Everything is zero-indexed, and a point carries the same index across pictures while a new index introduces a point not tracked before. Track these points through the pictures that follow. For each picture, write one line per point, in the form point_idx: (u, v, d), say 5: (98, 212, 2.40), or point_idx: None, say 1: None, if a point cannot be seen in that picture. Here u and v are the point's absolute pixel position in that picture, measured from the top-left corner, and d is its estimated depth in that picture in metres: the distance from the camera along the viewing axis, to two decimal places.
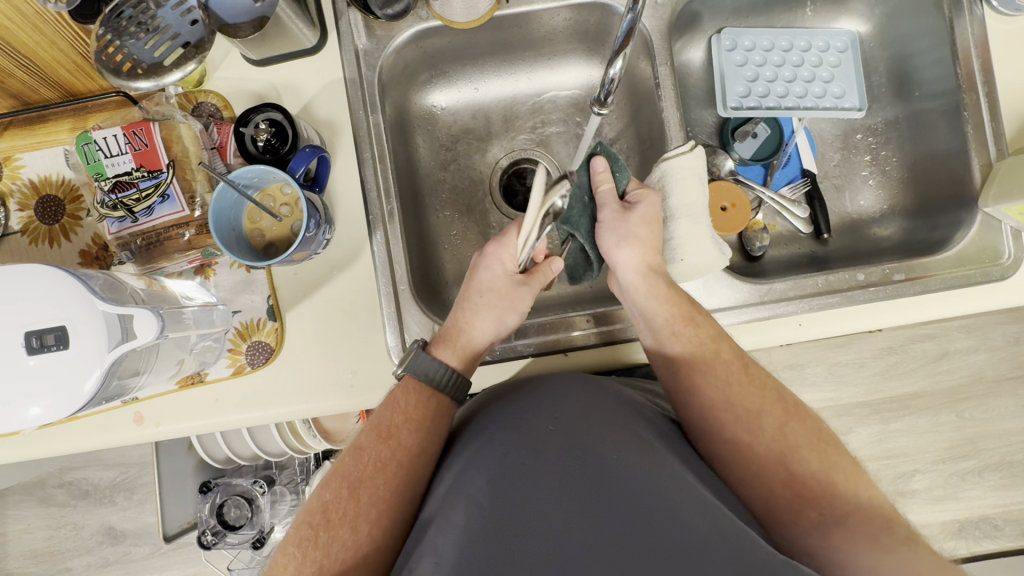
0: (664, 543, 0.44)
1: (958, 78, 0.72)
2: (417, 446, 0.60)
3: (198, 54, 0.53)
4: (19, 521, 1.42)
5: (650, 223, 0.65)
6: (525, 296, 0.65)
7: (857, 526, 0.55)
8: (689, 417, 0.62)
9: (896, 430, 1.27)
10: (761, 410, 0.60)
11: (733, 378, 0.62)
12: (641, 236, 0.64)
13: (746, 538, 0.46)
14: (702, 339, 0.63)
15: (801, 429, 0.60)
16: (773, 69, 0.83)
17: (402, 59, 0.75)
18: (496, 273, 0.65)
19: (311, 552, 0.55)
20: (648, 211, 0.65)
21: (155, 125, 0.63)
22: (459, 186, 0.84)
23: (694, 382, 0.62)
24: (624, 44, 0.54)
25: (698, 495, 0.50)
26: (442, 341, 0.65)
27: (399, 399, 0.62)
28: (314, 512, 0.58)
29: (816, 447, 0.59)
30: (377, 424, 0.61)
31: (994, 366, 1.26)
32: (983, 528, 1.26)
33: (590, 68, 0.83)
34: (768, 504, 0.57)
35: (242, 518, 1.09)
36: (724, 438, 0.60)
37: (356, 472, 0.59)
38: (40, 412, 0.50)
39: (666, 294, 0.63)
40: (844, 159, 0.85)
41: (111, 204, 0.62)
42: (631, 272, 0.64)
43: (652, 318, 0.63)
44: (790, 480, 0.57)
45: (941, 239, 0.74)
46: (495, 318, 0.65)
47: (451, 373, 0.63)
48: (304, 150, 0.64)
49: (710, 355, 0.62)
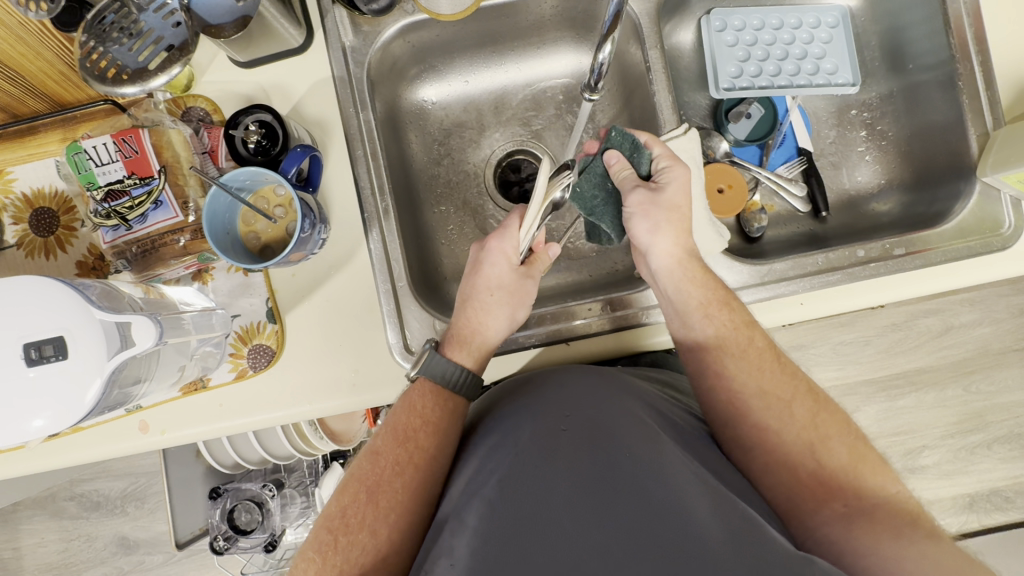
0: (676, 544, 0.44)
1: (951, 49, 0.72)
2: (435, 448, 0.60)
3: (181, 57, 0.53)
4: (33, 535, 1.42)
5: (677, 208, 0.63)
6: (530, 289, 0.66)
7: (878, 518, 0.54)
8: (714, 399, 0.61)
9: (903, 406, 1.27)
10: (792, 399, 0.60)
11: (765, 365, 0.62)
12: (672, 221, 0.63)
13: (760, 535, 0.46)
14: (735, 324, 0.62)
15: (831, 420, 0.60)
16: (765, 47, 0.82)
17: (390, 54, 0.75)
18: (502, 269, 0.65)
19: (331, 556, 0.55)
20: (677, 193, 0.63)
21: (143, 130, 0.63)
22: (454, 181, 0.84)
23: (722, 364, 0.62)
24: (613, 27, 0.54)
25: (713, 491, 0.49)
26: (455, 342, 0.64)
27: (417, 402, 0.62)
28: (333, 517, 0.58)
29: (846, 440, 0.59)
30: (394, 427, 0.61)
31: (999, 338, 1.26)
32: (994, 501, 1.26)
33: (580, 55, 0.83)
34: (793, 493, 0.57)
35: (253, 522, 1.10)
36: (751, 422, 0.59)
37: (373, 476, 0.59)
38: (43, 423, 0.50)
39: (702, 282, 0.62)
40: (840, 136, 0.85)
41: (104, 213, 0.62)
42: (665, 257, 0.63)
43: (684, 303, 0.62)
44: (813, 471, 0.57)
45: (940, 212, 0.73)
46: (507, 315, 0.65)
47: (466, 373, 0.63)
48: (296, 150, 0.63)
49: (742, 339, 0.62)
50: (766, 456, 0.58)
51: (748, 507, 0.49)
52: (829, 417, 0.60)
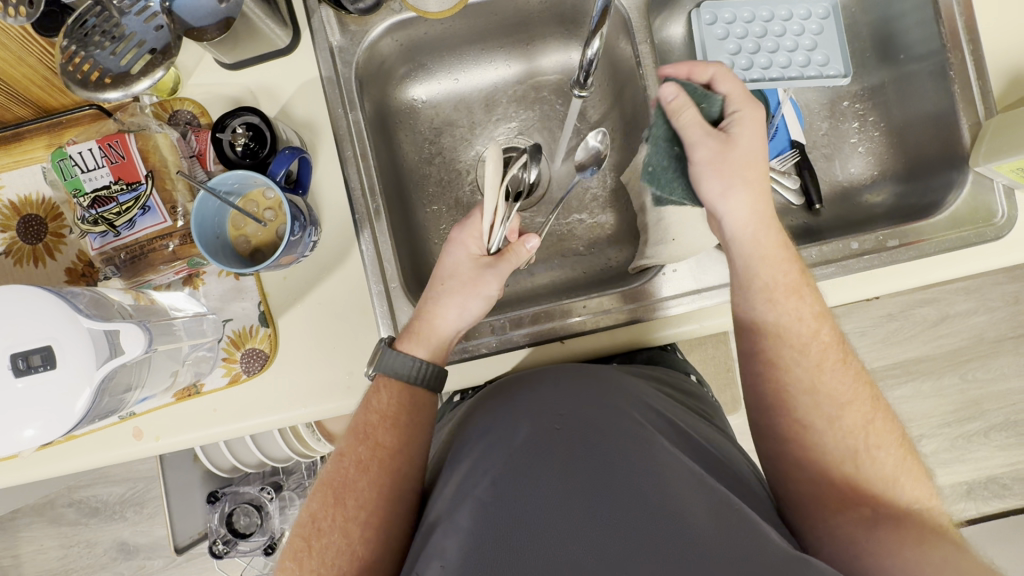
0: (670, 544, 0.44)
1: (942, 38, 0.71)
2: (396, 441, 0.60)
3: (164, 60, 0.52)
4: (32, 542, 1.42)
5: (751, 163, 0.62)
6: (487, 279, 0.63)
7: (907, 526, 0.54)
8: (761, 389, 0.62)
9: (901, 396, 1.27)
10: (850, 403, 0.59)
11: (825, 363, 0.60)
12: (747, 180, 0.62)
13: (754, 535, 0.46)
14: (803, 314, 0.61)
15: (885, 428, 0.58)
16: (755, 40, 0.81)
17: (378, 54, 0.74)
18: (458, 259, 0.64)
19: (307, 562, 0.56)
20: (749, 148, 0.62)
21: (130, 136, 0.62)
22: (445, 180, 0.83)
23: (774, 355, 0.61)
24: (601, 22, 0.55)
25: (706, 489, 0.49)
26: (408, 334, 0.64)
27: (372, 399, 0.62)
28: (305, 524, 0.58)
29: (896, 450, 0.58)
30: (353, 428, 0.61)
31: (994, 326, 1.26)
32: (992, 488, 1.26)
33: (570, 51, 0.82)
34: (819, 492, 0.57)
35: (252, 524, 1.09)
36: (795, 418, 0.59)
37: (338, 477, 0.59)
38: (35, 433, 0.49)
39: (770, 251, 0.61)
40: (832, 128, 0.85)
41: (92, 219, 0.62)
42: (741, 222, 0.61)
43: (750, 275, 0.61)
44: (850, 475, 0.57)
45: (933, 202, 0.73)
46: (459, 305, 0.63)
47: (424, 365, 0.62)
48: (285, 152, 0.62)
49: (810, 332, 0.60)
50: (800, 454, 0.59)
51: (743, 507, 0.49)
52: (884, 426, 0.58)
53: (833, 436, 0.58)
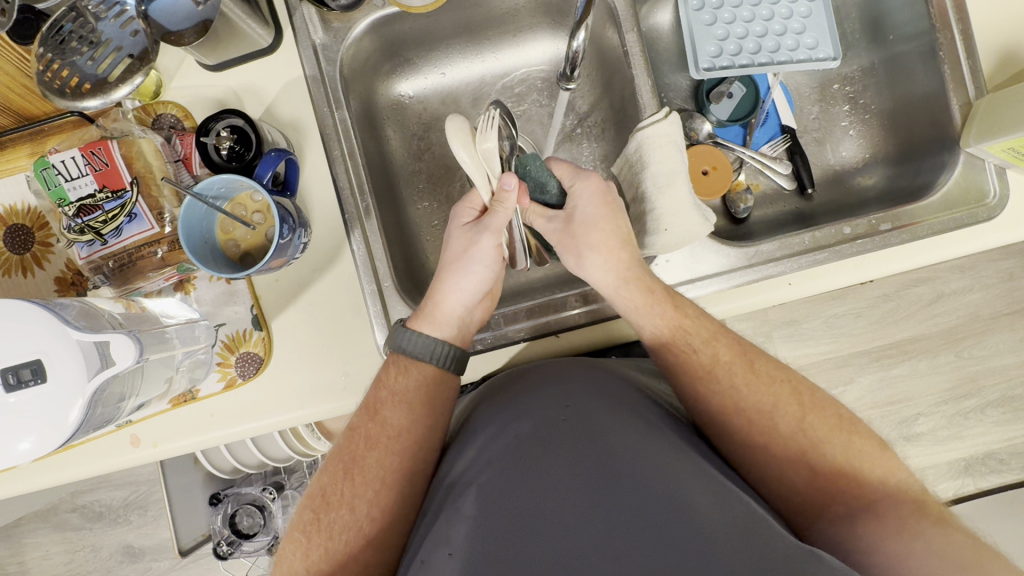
0: (679, 534, 0.44)
1: (931, 18, 0.70)
2: (403, 420, 0.60)
3: (142, 65, 0.53)
4: (38, 548, 1.43)
5: (595, 226, 0.63)
6: (478, 240, 0.63)
7: (885, 515, 0.54)
8: (704, 412, 0.61)
9: (897, 375, 1.28)
10: (776, 408, 0.59)
11: (739, 379, 0.60)
12: (597, 246, 0.63)
13: (763, 528, 0.45)
14: (701, 341, 0.62)
15: (824, 420, 0.59)
16: (744, 24, 0.80)
17: (361, 52, 0.73)
18: (452, 233, 0.66)
19: (315, 536, 0.57)
20: (592, 211, 0.64)
21: (112, 142, 0.61)
22: (435, 174, 0.82)
23: (698, 386, 0.61)
24: (585, 15, 0.57)
25: (711, 483, 0.49)
26: (417, 313, 0.65)
27: (384, 376, 0.62)
28: (315, 497, 0.59)
29: (852, 437, 0.58)
30: (365, 404, 0.61)
31: (990, 303, 1.26)
32: (990, 463, 1.27)
33: (557, 41, 0.81)
34: (797, 495, 0.57)
35: (256, 525, 1.09)
36: (751, 431, 0.59)
37: (349, 451, 0.60)
38: (30, 446, 0.49)
39: (643, 299, 0.62)
40: (823, 112, 0.85)
41: (78, 228, 0.60)
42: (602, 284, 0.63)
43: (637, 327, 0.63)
44: (811, 476, 0.57)
45: (926, 183, 0.73)
46: (455, 273, 0.64)
47: (442, 344, 0.63)
48: (270, 155, 0.62)
49: (713, 358, 0.61)
50: (749, 453, 0.59)
51: (747, 500, 0.49)
52: (817, 420, 0.59)
53: (795, 434, 0.58)
